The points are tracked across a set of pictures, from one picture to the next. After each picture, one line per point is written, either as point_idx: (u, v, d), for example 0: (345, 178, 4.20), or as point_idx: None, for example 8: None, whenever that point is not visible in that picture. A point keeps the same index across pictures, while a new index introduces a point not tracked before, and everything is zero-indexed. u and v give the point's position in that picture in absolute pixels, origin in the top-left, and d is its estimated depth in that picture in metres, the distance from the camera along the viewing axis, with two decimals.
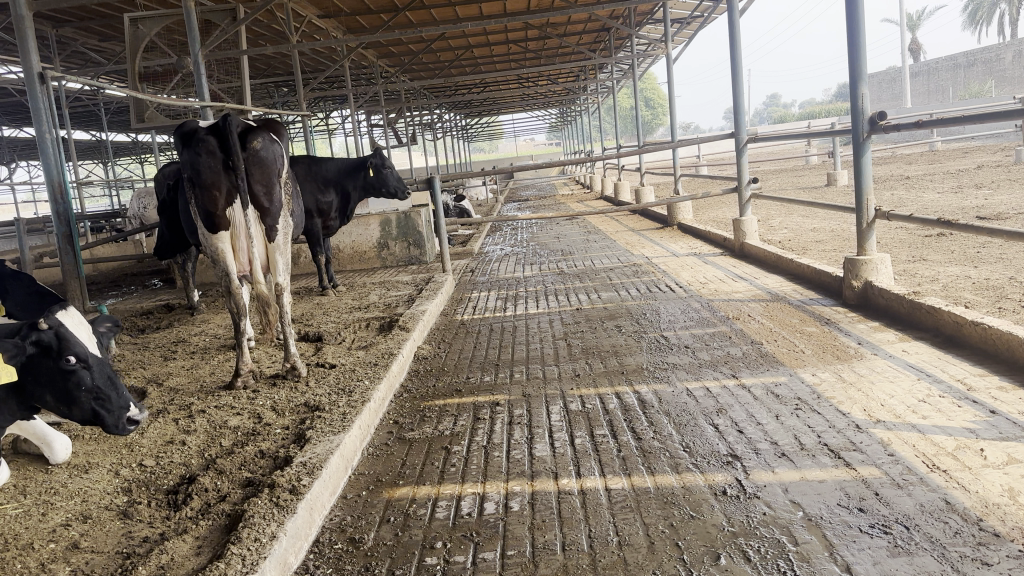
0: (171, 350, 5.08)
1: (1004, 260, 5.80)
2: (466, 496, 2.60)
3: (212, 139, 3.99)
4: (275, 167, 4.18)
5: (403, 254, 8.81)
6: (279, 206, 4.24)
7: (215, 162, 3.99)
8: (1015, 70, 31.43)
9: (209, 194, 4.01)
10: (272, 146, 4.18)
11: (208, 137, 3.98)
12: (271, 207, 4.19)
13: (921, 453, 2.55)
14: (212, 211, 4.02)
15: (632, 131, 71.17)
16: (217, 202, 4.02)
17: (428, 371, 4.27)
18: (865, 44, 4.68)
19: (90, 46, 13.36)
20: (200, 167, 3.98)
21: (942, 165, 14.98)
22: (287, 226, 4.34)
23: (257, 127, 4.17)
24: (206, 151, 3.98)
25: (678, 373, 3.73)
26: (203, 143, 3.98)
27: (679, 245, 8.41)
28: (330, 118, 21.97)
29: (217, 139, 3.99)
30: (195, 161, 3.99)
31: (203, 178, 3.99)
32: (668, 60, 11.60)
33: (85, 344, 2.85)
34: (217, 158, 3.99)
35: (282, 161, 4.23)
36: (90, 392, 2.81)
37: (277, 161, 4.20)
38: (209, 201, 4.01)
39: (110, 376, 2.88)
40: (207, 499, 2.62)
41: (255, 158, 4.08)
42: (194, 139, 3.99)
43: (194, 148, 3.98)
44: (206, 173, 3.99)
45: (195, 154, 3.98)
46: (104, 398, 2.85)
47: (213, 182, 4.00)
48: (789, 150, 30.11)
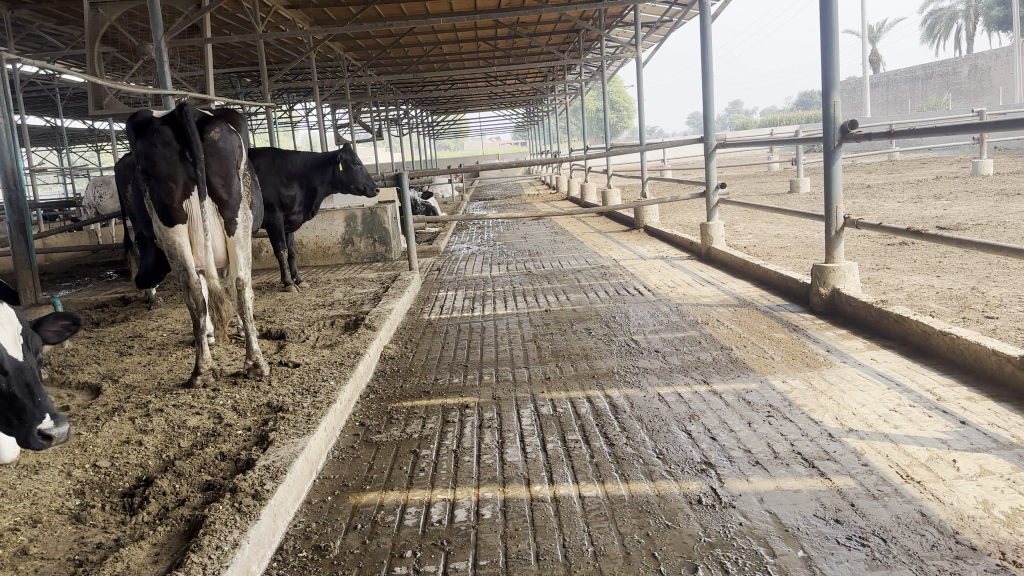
0: (127, 345, 4.91)
1: (966, 270, 5.90)
2: (436, 503, 2.53)
3: (167, 130, 3.86)
4: (233, 160, 4.09)
5: (368, 250, 8.69)
6: (237, 199, 4.14)
7: (171, 153, 3.86)
8: (971, 84, 32.33)
9: (166, 186, 3.86)
10: (229, 137, 4.10)
11: (163, 127, 3.86)
12: (230, 200, 4.08)
13: (895, 463, 2.55)
14: (168, 204, 3.87)
15: (597, 133, 71.58)
16: (174, 194, 3.87)
17: (394, 372, 4.18)
18: (838, 52, 4.70)
19: (46, 29, 13.00)
20: (155, 158, 3.84)
21: (901, 175, 15.29)
22: (246, 220, 4.24)
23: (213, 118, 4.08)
24: (162, 141, 3.85)
25: (649, 378, 3.69)
26: (157, 133, 3.85)
27: (646, 248, 8.43)
28: (293, 111, 21.66)
29: (173, 130, 3.87)
30: (150, 153, 3.85)
31: (159, 169, 3.85)
32: (637, 63, 11.63)
33: (6, 347, 2.62)
34: (173, 149, 3.87)
35: (239, 153, 4.15)
36: (3, 399, 2.57)
37: (235, 153, 4.12)
38: (166, 194, 3.86)
39: (28, 385, 2.62)
40: (166, 502, 2.52)
41: (213, 149, 3.99)
42: (148, 130, 3.86)
43: (148, 139, 3.84)
44: (162, 164, 3.85)
45: (149, 146, 3.84)
46: (17, 407, 2.58)
47: (169, 173, 3.86)
48: (751, 156, 30.51)
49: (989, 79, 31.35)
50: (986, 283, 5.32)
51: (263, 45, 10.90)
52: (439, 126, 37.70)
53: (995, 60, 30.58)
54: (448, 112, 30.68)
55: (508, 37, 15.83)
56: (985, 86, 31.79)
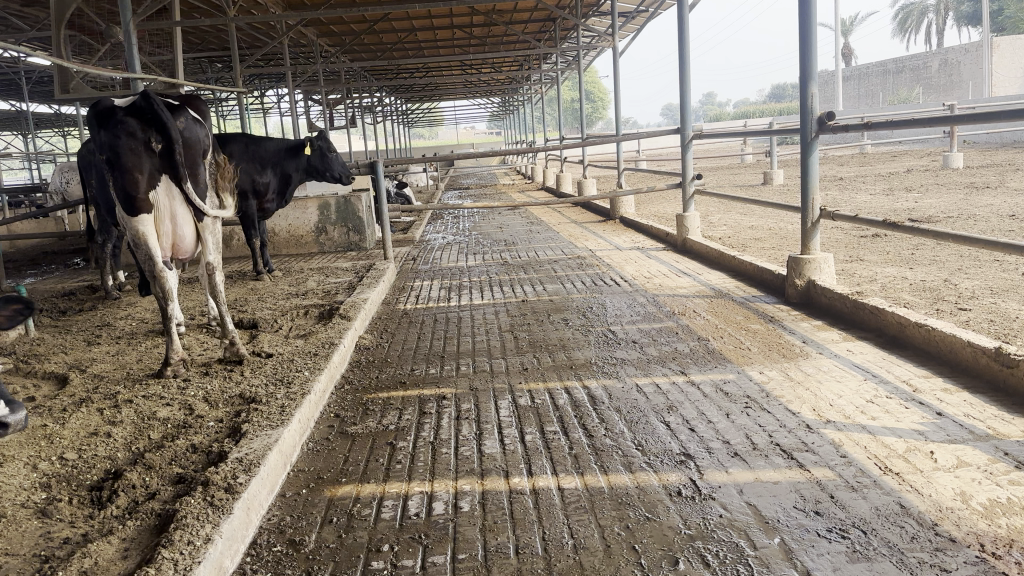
0: (95, 335, 4.81)
1: (938, 262, 5.96)
2: (413, 496, 2.50)
3: (132, 121, 3.72)
4: (200, 148, 4.02)
5: (342, 239, 8.60)
6: (203, 187, 4.08)
7: (136, 143, 3.73)
8: (941, 78, 32.77)
9: (130, 176, 3.73)
10: (194, 126, 4.02)
11: (128, 118, 3.71)
12: (198, 189, 4.03)
13: (873, 454, 2.56)
14: (134, 195, 3.75)
15: (572, 123, 71.61)
16: (139, 186, 3.75)
17: (369, 363, 4.13)
18: (816, 43, 4.70)
19: (11, 10, 12.69)
20: (120, 149, 3.70)
21: (872, 167, 15.45)
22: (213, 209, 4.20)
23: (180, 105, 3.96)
24: (127, 132, 3.70)
25: (627, 369, 3.68)
26: (121, 124, 3.70)
27: (622, 239, 8.43)
28: (266, 97, 21.37)
29: (138, 120, 3.73)
30: (113, 143, 3.70)
31: (123, 160, 3.72)
32: (614, 53, 11.59)
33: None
34: (139, 140, 3.74)
35: (205, 141, 4.08)
36: None
37: (201, 142, 4.05)
38: (130, 184, 3.73)
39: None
40: (136, 496, 2.45)
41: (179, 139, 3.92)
42: (112, 120, 3.69)
43: (111, 130, 3.69)
44: (126, 155, 3.72)
45: (113, 136, 3.69)
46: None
47: (134, 164, 3.74)
48: (725, 148, 30.69)
49: (959, 73, 31.78)
50: (957, 275, 5.38)
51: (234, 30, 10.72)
52: (414, 115, 37.48)
53: (965, 55, 31.02)
54: (423, 100, 30.47)
55: (484, 24, 15.72)
56: (955, 81, 32.26)
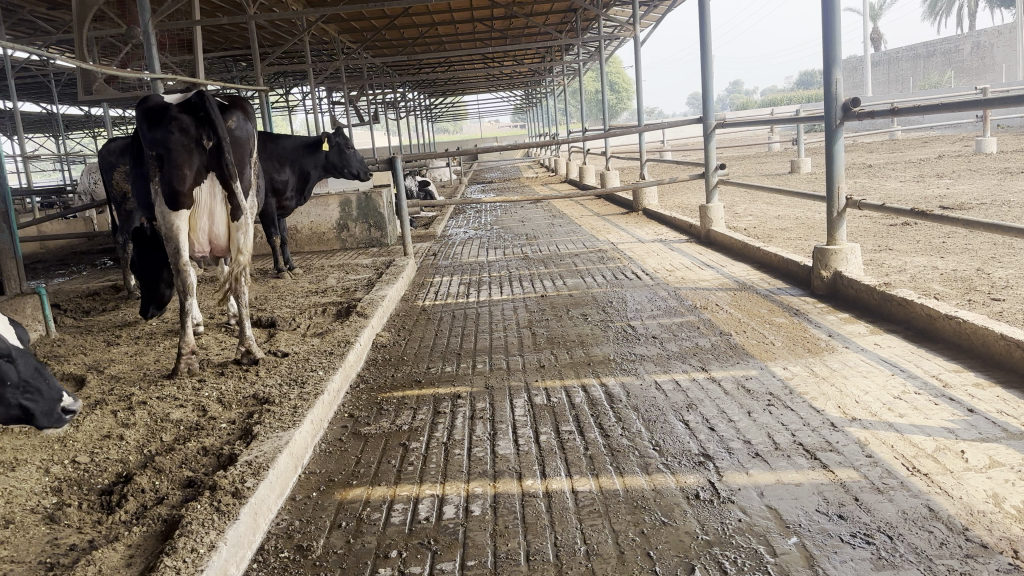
0: (114, 335, 4.81)
1: (969, 251, 5.79)
2: (424, 499, 2.44)
3: (185, 118, 3.72)
4: (248, 147, 4.03)
5: (363, 236, 8.59)
6: (249, 187, 4.07)
7: (188, 140, 3.72)
8: (973, 61, 32.14)
9: (178, 171, 3.72)
10: (244, 126, 4.03)
11: (181, 115, 3.71)
12: (241, 186, 3.98)
13: (900, 454, 2.46)
14: (179, 190, 3.73)
15: (597, 115, 71.29)
16: (185, 180, 3.74)
17: (386, 361, 4.09)
18: (840, 28, 4.56)
19: (37, 14, 12.84)
20: (171, 145, 3.70)
21: (902, 154, 15.15)
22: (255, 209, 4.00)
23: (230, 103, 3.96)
24: (179, 128, 3.70)
25: (646, 365, 3.60)
26: (175, 121, 3.70)
27: (644, 231, 8.32)
28: (289, 95, 21.45)
29: (190, 117, 3.73)
30: (165, 139, 3.69)
31: (173, 156, 3.70)
32: (636, 42, 11.44)
33: (4, 335, 2.61)
34: (190, 137, 3.73)
35: (253, 142, 4.09)
36: (17, 387, 2.57)
37: (249, 142, 4.06)
38: (176, 179, 3.72)
39: (37, 367, 2.65)
40: (144, 501, 2.43)
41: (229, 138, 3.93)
42: (165, 117, 3.70)
43: (164, 126, 3.69)
44: (176, 151, 3.71)
45: (165, 133, 3.69)
46: (34, 390, 2.62)
47: (184, 160, 3.73)
48: (750, 137, 30.32)
49: (992, 56, 31.15)
50: (990, 264, 5.22)
51: (254, 27, 10.73)
52: (437, 109, 37.55)
53: (998, 37, 30.40)
54: (446, 94, 30.44)
55: (505, 17, 15.62)
56: (988, 64, 31.62)
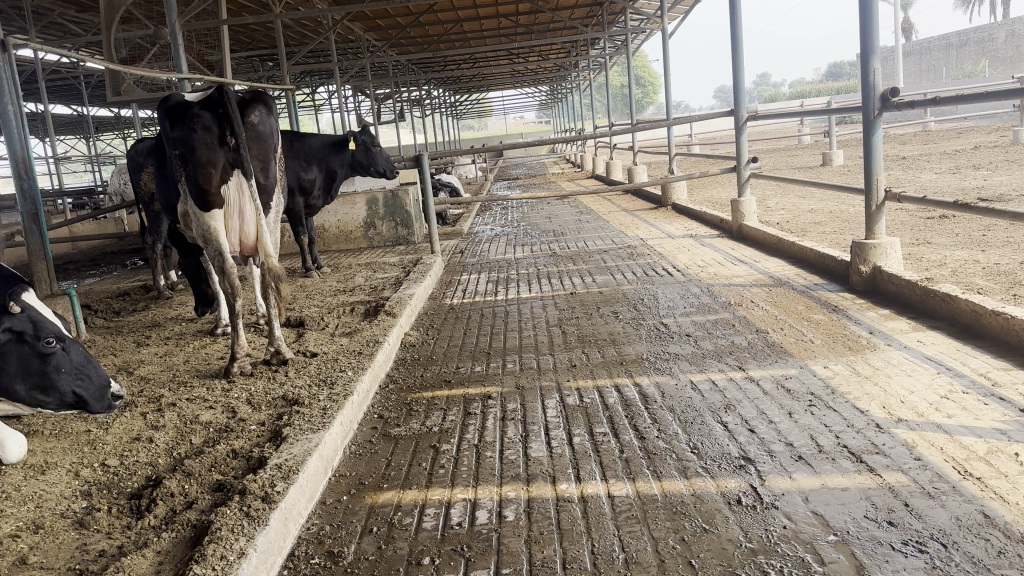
0: (145, 336, 4.81)
1: (1012, 244, 5.62)
2: (456, 503, 2.39)
3: (206, 114, 3.66)
4: (272, 143, 3.93)
5: (390, 234, 8.56)
6: (273, 181, 3.98)
7: (211, 138, 3.67)
8: (1007, 50, 31.54)
9: (204, 170, 3.69)
10: (268, 119, 3.93)
11: (203, 112, 3.65)
12: (268, 183, 3.94)
13: (951, 457, 2.36)
14: (207, 189, 3.70)
15: (622, 110, 71.02)
16: (212, 179, 3.70)
17: (415, 360, 4.04)
18: (877, 16, 4.43)
19: (68, 17, 12.97)
20: (195, 144, 3.65)
21: (937, 145, 14.87)
22: (278, 204, 4.07)
23: (251, 97, 3.87)
24: (201, 126, 3.65)
25: (681, 365, 3.51)
26: (197, 118, 3.65)
27: (674, 226, 8.21)
28: (316, 94, 21.53)
29: (212, 114, 3.67)
30: (188, 138, 3.66)
31: (198, 155, 3.67)
32: (664, 35, 11.28)
33: (56, 323, 2.76)
34: (213, 134, 3.67)
35: (277, 136, 3.97)
36: (71, 373, 2.73)
37: (273, 137, 3.96)
38: (203, 178, 3.69)
39: (86, 354, 2.80)
40: (173, 505, 2.40)
41: (253, 133, 3.84)
42: (187, 115, 3.65)
43: (187, 125, 3.65)
44: (200, 149, 3.67)
45: (188, 131, 3.65)
46: (85, 376, 2.77)
47: (209, 159, 3.68)
48: (779, 130, 29.91)
49: None
50: None
51: (279, 27, 10.74)
52: (463, 107, 37.57)
53: None
54: (470, 91, 30.44)
55: (530, 12, 15.53)
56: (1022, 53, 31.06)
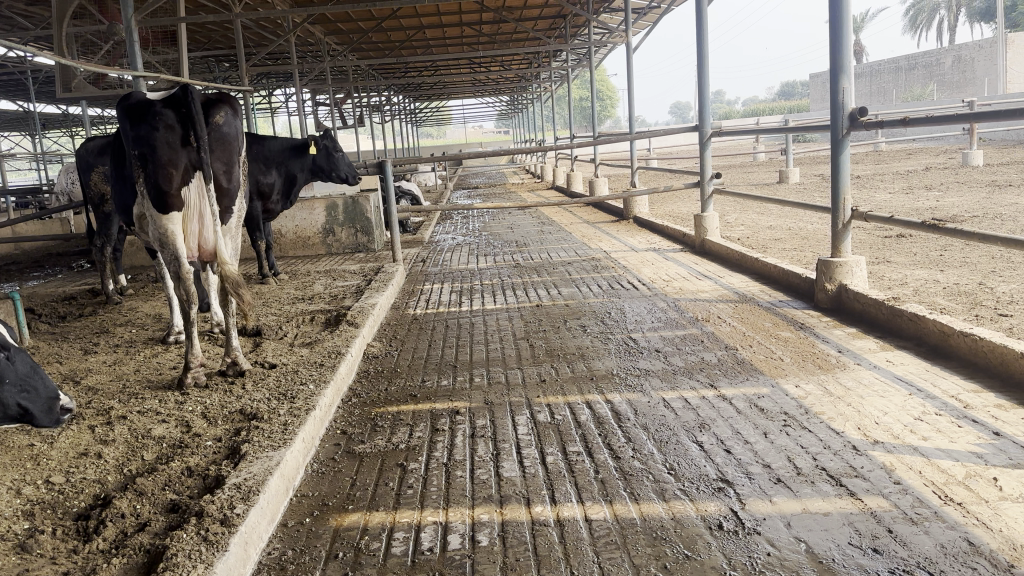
0: (92, 343, 4.60)
1: (969, 264, 5.71)
2: (426, 527, 2.28)
3: (170, 113, 3.51)
4: (235, 146, 3.81)
5: (349, 241, 8.40)
6: (235, 186, 3.86)
7: (174, 137, 3.52)
8: (954, 75, 32.52)
9: (165, 171, 3.53)
10: (233, 121, 3.81)
11: (166, 110, 3.50)
12: (230, 187, 3.81)
13: (930, 481, 2.33)
14: (166, 191, 3.54)
15: (580, 122, 71.53)
16: (173, 180, 3.55)
17: (378, 373, 3.92)
18: (846, 34, 4.46)
19: (16, 10, 12.55)
20: (156, 144, 3.50)
21: (889, 165, 15.19)
22: (239, 209, 3.94)
23: (216, 99, 3.75)
24: (163, 125, 3.50)
25: (652, 381, 3.45)
26: (160, 116, 3.49)
27: (636, 240, 8.21)
28: (273, 97, 21.19)
29: (175, 112, 3.53)
30: (149, 136, 3.50)
31: (159, 154, 3.51)
32: (627, 49, 11.33)
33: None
34: (176, 133, 3.53)
35: (240, 138, 3.85)
36: (16, 385, 2.50)
37: (237, 140, 3.84)
38: (164, 179, 3.53)
39: (32, 364, 2.58)
40: (124, 527, 2.25)
41: (217, 134, 3.72)
42: (148, 113, 3.50)
43: (148, 122, 3.48)
44: (162, 149, 3.51)
45: (150, 130, 3.49)
46: (31, 389, 2.55)
47: (170, 159, 3.53)
48: (734, 147, 30.38)
49: (972, 70, 31.58)
50: (991, 277, 5.14)
51: (237, 28, 10.50)
52: (423, 114, 37.47)
53: (978, 51, 30.86)
54: (430, 99, 30.34)
55: (494, 21, 15.49)
56: (968, 77, 32.02)
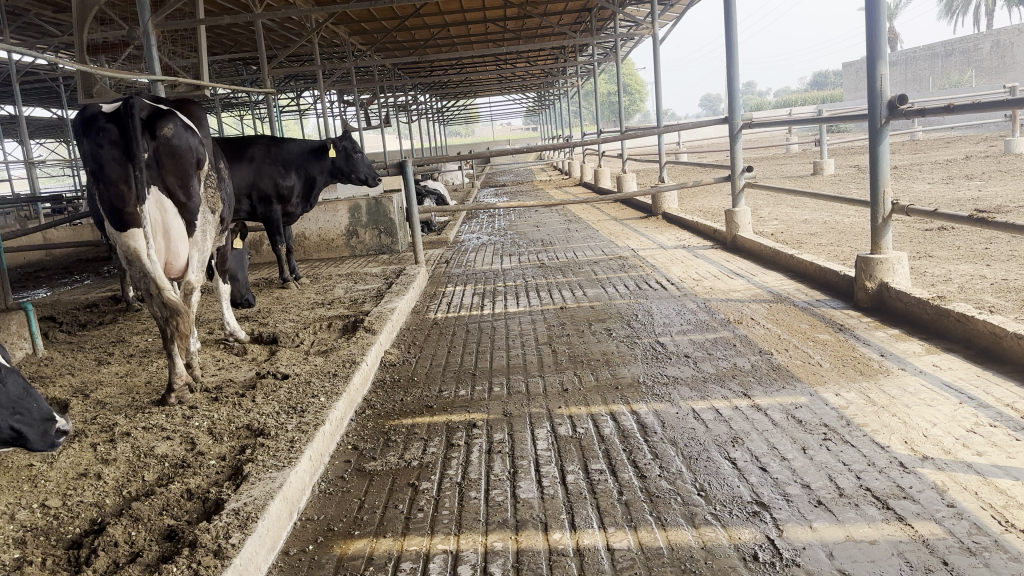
0: (106, 354, 4.49)
1: (1017, 258, 5.42)
2: (435, 556, 2.12)
3: (113, 128, 3.43)
4: (190, 157, 3.66)
5: (373, 242, 8.29)
6: (196, 199, 3.73)
7: (119, 153, 3.43)
8: (992, 60, 31.70)
9: (117, 189, 3.44)
10: (184, 132, 3.66)
11: (109, 125, 3.43)
12: (189, 201, 3.68)
13: (988, 503, 2.12)
14: (121, 209, 3.43)
15: (609, 117, 71.06)
16: (127, 197, 3.44)
17: (394, 383, 3.76)
18: (885, 18, 4.21)
19: (44, 18, 12.64)
20: (103, 160, 3.41)
21: (927, 155, 14.77)
22: (205, 219, 3.83)
23: (166, 111, 3.63)
24: (107, 141, 3.42)
25: (681, 391, 3.24)
26: (103, 132, 3.42)
27: (665, 237, 7.98)
28: (300, 98, 21.20)
29: (119, 127, 3.44)
30: (95, 153, 3.42)
31: (107, 172, 3.42)
32: (654, 41, 11.07)
33: None
34: (121, 148, 3.44)
35: (196, 150, 3.72)
36: (8, 408, 2.37)
37: (191, 150, 3.69)
38: (117, 197, 3.43)
39: (26, 385, 2.45)
40: (118, 557, 2.11)
41: (166, 148, 3.55)
42: (93, 128, 3.43)
43: (93, 138, 3.41)
44: (109, 166, 3.43)
45: (95, 145, 3.42)
46: (23, 411, 2.42)
47: (121, 175, 3.44)
48: (765, 139, 29.88)
49: (1012, 55, 30.79)
50: None
51: (259, 28, 10.41)
52: (451, 113, 37.48)
53: (1018, 35, 30.04)
54: (457, 97, 30.29)
55: (519, 17, 15.30)
56: (1007, 63, 31.21)
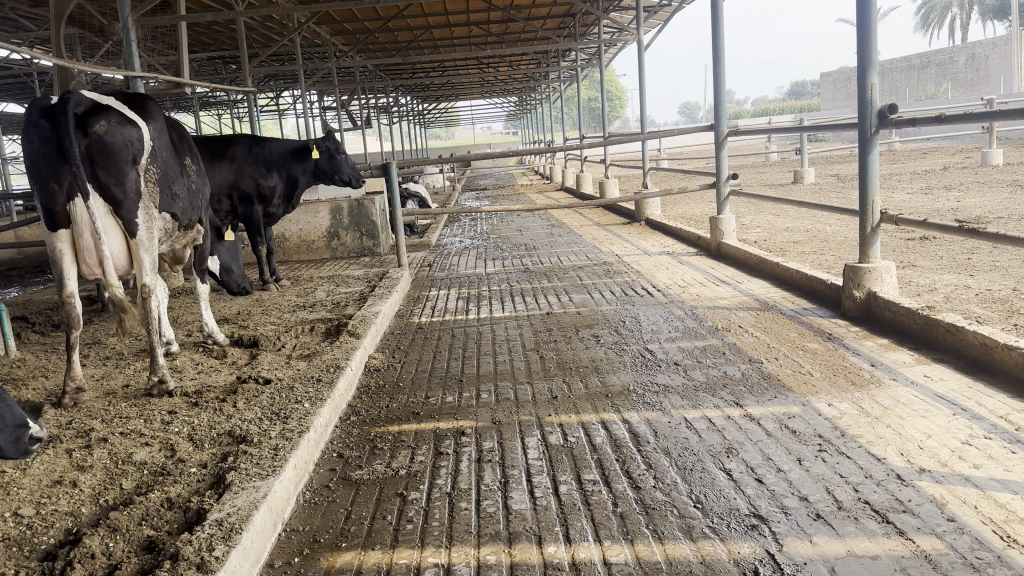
0: (80, 356, 4.37)
1: (1000, 268, 5.44)
2: (426, 570, 2.05)
3: (44, 124, 3.33)
4: (126, 154, 3.48)
5: (355, 245, 8.20)
6: (136, 197, 3.55)
7: (48, 151, 3.33)
8: (967, 73, 32.21)
9: (47, 188, 3.35)
10: (122, 128, 3.47)
11: (40, 121, 3.33)
12: (125, 199, 3.50)
13: (988, 518, 2.09)
14: (50, 207, 3.36)
15: (590, 122, 71.28)
16: (56, 196, 3.36)
17: (380, 389, 3.68)
18: (875, 28, 4.20)
19: (20, 13, 12.42)
20: (33, 157, 3.33)
21: (906, 165, 14.92)
22: (150, 219, 3.67)
23: (105, 107, 3.46)
24: (37, 137, 3.32)
25: (673, 399, 3.20)
26: (35, 128, 3.32)
27: (650, 243, 7.96)
28: (281, 99, 21.03)
29: (50, 124, 3.32)
30: (27, 150, 3.34)
31: (38, 169, 3.34)
32: (639, 47, 11.08)
33: None
34: (50, 145, 3.33)
35: (136, 146, 3.53)
36: None
37: (130, 147, 3.50)
38: (46, 195, 3.35)
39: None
40: (91, 570, 2.02)
41: (98, 144, 3.38)
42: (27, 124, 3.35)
43: (25, 135, 3.33)
44: (39, 163, 3.34)
45: (27, 142, 3.33)
46: None
47: (51, 173, 3.35)
48: (745, 147, 30.11)
49: (986, 68, 31.30)
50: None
51: (240, 27, 10.28)
52: (432, 115, 37.43)
53: (993, 49, 30.54)
54: (440, 100, 30.23)
55: (503, 20, 15.27)
56: (982, 76, 31.71)
